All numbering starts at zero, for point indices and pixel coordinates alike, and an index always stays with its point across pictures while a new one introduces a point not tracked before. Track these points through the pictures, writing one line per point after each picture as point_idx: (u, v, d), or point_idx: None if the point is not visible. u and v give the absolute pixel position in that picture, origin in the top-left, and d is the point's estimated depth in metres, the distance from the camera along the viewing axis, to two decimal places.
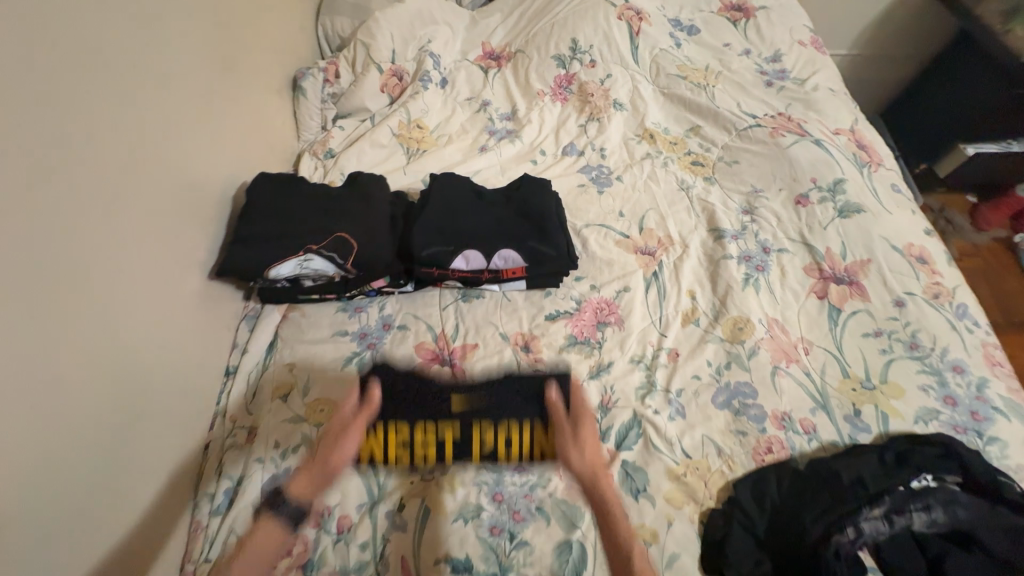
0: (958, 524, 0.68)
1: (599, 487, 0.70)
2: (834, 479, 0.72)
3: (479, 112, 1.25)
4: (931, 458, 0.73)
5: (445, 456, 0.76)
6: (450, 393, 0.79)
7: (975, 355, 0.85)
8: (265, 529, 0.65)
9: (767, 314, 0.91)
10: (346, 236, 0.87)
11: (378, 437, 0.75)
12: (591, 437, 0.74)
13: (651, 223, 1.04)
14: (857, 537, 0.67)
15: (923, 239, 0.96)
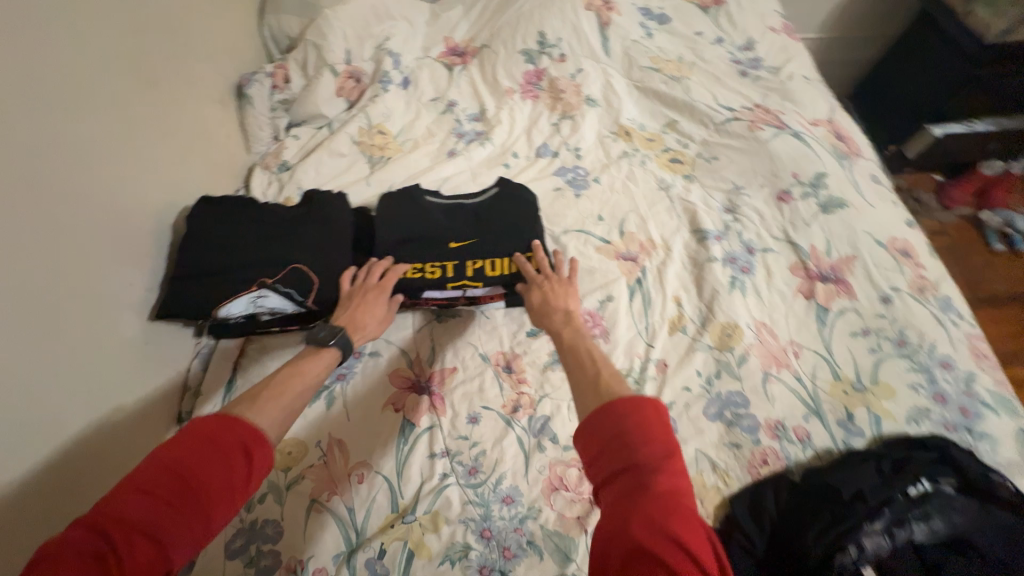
0: (955, 530, 0.67)
1: (561, 308, 0.77)
2: (834, 495, 0.69)
3: (446, 113, 1.19)
4: (926, 463, 0.72)
5: (446, 281, 0.82)
6: (445, 239, 0.85)
7: (962, 349, 0.84)
8: (327, 356, 0.69)
9: (755, 319, 0.88)
10: (306, 269, 0.80)
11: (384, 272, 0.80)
12: (561, 283, 0.82)
13: (632, 226, 0.99)
14: (860, 555, 0.65)
15: (905, 231, 0.94)
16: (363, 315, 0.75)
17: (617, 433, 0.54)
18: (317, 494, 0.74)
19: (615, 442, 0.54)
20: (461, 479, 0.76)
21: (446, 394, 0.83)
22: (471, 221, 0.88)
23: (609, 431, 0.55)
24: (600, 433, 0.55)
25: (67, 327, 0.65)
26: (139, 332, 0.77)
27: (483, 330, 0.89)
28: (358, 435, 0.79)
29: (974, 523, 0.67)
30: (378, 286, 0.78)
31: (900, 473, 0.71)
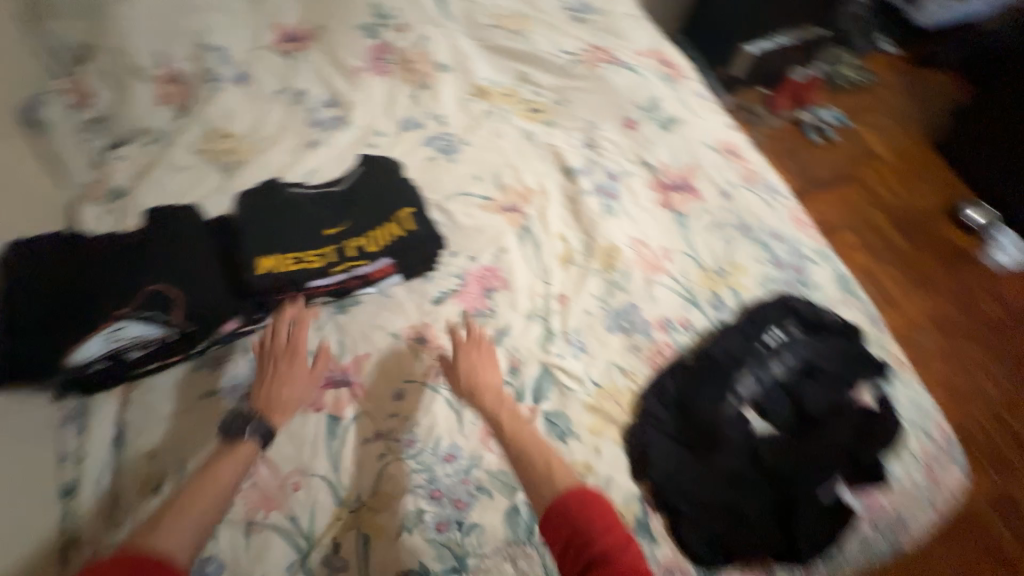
0: (805, 361, 0.83)
1: (490, 388, 0.81)
2: (713, 362, 0.83)
3: (296, 104, 1.12)
4: (777, 316, 0.87)
5: (331, 267, 0.81)
6: (319, 224, 0.83)
7: (787, 220, 1.01)
8: (244, 450, 0.70)
9: (631, 236, 0.98)
10: (163, 289, 0.74)
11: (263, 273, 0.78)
12: (478, 356, 0.84)
13: (509, 179, 1.04)
14: (737, 400, 0.80)
15: (729, 133, 1.10)
16: (286, 390, 0.77)
17: (576, 524, 0.65)
18: (252, 515, 0.71)
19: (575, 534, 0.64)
20: (400, 453, 0.77)
21: (364, 381, 0.82)
22: (342, 201, 0.86)
23: (569, 523, 0.65)
24: (562, 524, 0.65)
25: None
26: None
27: (388, 310, 0.88)
28: (282, 446, 0.76)
29: (818, 347, 0.84)
30: (294, 357, 0.79)
31: (755, 326, 0.86)
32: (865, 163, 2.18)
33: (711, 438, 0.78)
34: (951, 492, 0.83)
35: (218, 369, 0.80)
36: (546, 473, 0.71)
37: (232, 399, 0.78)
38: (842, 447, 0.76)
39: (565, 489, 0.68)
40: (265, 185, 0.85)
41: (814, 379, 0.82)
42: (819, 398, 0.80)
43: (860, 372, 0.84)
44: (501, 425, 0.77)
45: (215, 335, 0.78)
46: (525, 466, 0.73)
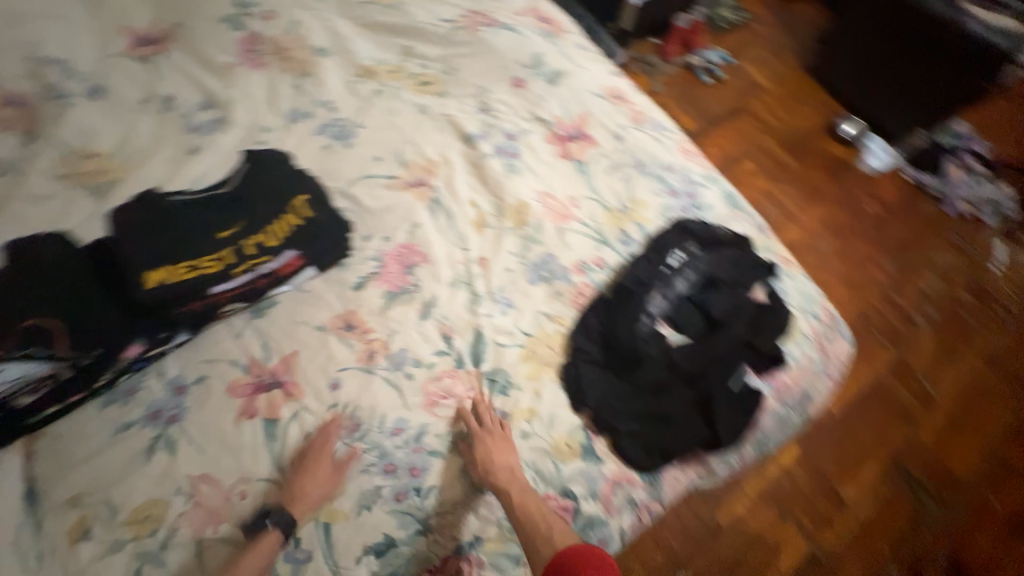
0: (704, 273, 0.92)
1: (500, 462, 0.76)
2: (626, 292, 0.90)
3: (166, 110, 1.04)
4: (676, 239, 0.95)
5: (232, 270, 0.78)
6: (210, 228, 0.79)
7: (676, 152, 1.09)
8: (267, 541, 0.68)
9: (537, 191, 1.01)
10: (44, 322, 0.68)
11: (154, 288, 0.72)
12: (498, 438, 0.78)
13: (410, 155, 1.04)
14: (652, 319, 0.87)
15: (614, 79, 1.15)
16: (309, 487, 0.72)
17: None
18: (201, 531, 0.70)
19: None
20: (347, 438, 0.78)
21: (297, 379, 0.81)
22: (231, 201, 0.82)
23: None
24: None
25: None
26: None
27: (308, 304, 0.86)
28: (221, 460, 0.74)
29: (714, 260, 0.93)
30: (321, 457, 0.75)
31: (659, 253, 0.93)
32: (753, 96, 2.36)
33: (633, 359, 0.84)
34: (838, 359, 0.97)
35: (132, 400, 0.76)
36: (548, 533, 0.71)
37: (155, 426, 0.75)
38: (743, 338, 0.86)
39: (565, 547, 0.69)
40: (136, 202, 0.78)
41: (714, 288, 0.90)
42: (721, 303, 0.88)
43: (752, 275, 0.94)
44: (510, 491, 0.74)
45: (118, 365, 0.74)
46: (530, 534, 0.71)
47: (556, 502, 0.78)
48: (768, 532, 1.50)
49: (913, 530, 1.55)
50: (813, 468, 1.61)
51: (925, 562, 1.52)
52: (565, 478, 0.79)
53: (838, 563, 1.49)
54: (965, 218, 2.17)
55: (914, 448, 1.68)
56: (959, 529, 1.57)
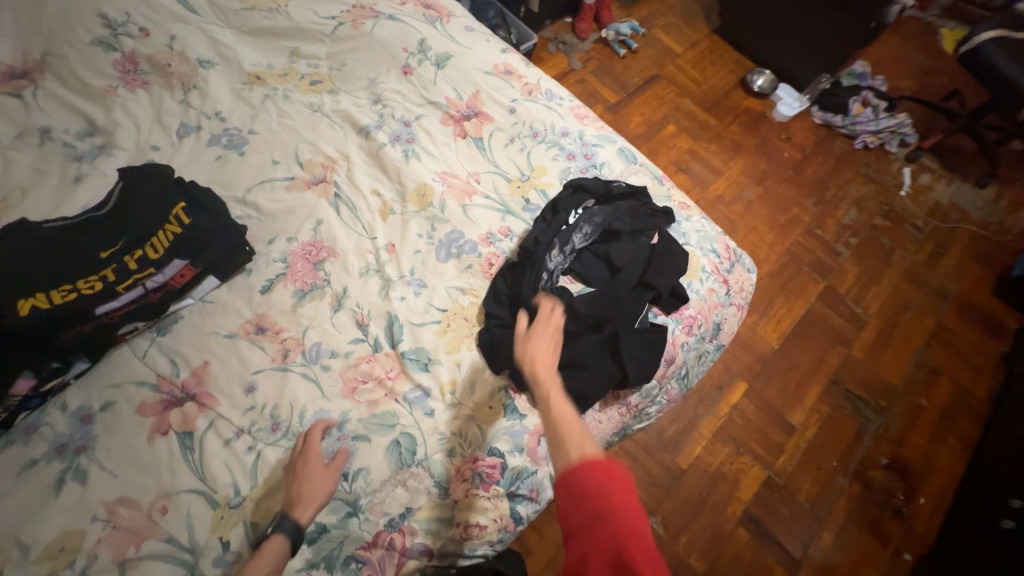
0: (600, 226, 0.97)
1: (540, 365, 0.78)
2: (527, 253, 0.93)
3: (45, 143, 1.00)
4: (572, 199, 0.99)
5: (116, 288, 0.77)
6: (89, 249, 0.77)
7: (570, 117, 1.13)
8: (271, 546, 0.67)
9: (437, 171, 1.04)
10: None
11: (33, 318, 0.71)
12: (548, 332, 0.82)
13: (307, 155, 1.03)
14: (550, 275, 0.90)
15: (503, 56, 1.18)
16: (303, 485, 0.73)
17: (580, 492, 0.62)
18: (123, 554, 0.68)
19: (582, 499, 0.62)
20: (269, 438, 0.78)
21: (210, 389, 0.80)
22: (110, 220, 0.80)
23: (579, 477, 0.63)
24: (572, 480, 0.63)
25: None
26: None
27: (215, 314, 0.86)
28: (138, 480, 0.73)
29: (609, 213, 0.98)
30: (308, 457, 0.75)
31: (557, 214, 0.97)
32: (667, 62, 2.44)
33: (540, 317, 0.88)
34: (741, 287, 1.06)
35: (34, 437, 0.74)
36: (579, 437, 0.68)
37: (62, 459, 0.73)
38: (639, 278, 0.92)
39: (597, 455, 0.65)
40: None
41: (609, 242, 0.96)
42: (618, 252, 0.94)
43: (649, 222, 0.98)
44: (548, 395, 0.74)
45: (9, 403, 0.72)
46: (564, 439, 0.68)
47: (484, 462, 0.79)
48: (727, 466, 1.58)
49: (857, 441, 1.67)
50: (761, 401, 1.70)
51: (870, 467, 1.63)
52: (489, 438, 0.81)
53: (794, 484, 1.58)
54: (872, 149, 2.32)
55: (850, 366, 1.80)
56: (897, 432, 1.70)
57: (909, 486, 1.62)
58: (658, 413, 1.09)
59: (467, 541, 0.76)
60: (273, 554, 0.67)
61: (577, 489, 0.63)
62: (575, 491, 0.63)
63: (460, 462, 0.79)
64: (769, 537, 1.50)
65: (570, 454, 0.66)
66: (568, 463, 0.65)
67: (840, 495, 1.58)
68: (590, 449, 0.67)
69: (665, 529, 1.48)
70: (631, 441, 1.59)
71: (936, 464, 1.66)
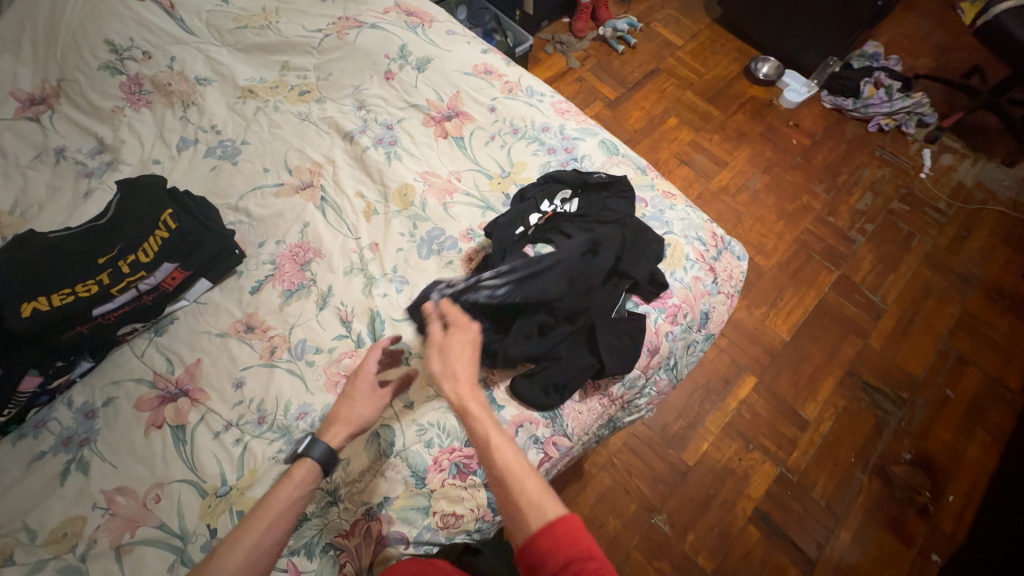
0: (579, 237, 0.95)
1: (478, 427, 0.74)
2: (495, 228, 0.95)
3: (60, 162, 1.08)
4: (543, 187, 1.01)
5: (110, 291, 0.82)
6: (89, 256, 0.84)
7: (550, 113, 1.14)
8: (304, 470, 0.75)
9: (419, 172, 1.06)
10: None
11: (34, 320, 0.77)
12: (463, 342, 0.83)
13: (296, 161, 1.08)
14: (441, 298, 0.86)
15: (483, 56, 1.20)
16: (344, 408, 0.81)
17: (552, 562, 0.62)
18: (119, 539, 0.73)
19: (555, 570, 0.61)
20: (255, 431, 0.82)
21: (201, 384, 0.85)
22: (109, 229, 0.87)
23: (549, 553, 0.62)
24: (542, 555, 0.63)
25: None
26: None
27: (209, 315, 0.91)
28: (134, 471, 0.78)
29: (583, 208, 1.01)
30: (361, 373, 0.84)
31: (524, 202, 0.99)
32: (667, 55, 2.41)
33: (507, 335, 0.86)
34: (729, 275, 1.03)
35: (42, 431, 0.80)
36: (537, 500, 0.67)
37: (67, 451, 0.78)
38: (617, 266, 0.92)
39: (558, 518, 0.65)
40: (8, 245, 0.83)
41: (525, 284, 0.85)
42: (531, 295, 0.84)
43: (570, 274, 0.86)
44: (495, 456, 0.72)
45: (18, 398, 0.79)
46: (522, 502, 0.67)
47: (460, 452, 0.80)
48: (736, 463, 1.54)
49: (877, 435, 1.59)
50: (772, 395, 1.64)
51: (892, 462, 1.55)
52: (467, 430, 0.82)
53: (807, 480, 1.52)
54: (888, 132, 2.22)
55: (867, 357, 1.72)
56: (920, 426, 1.61)
57: (936, 482, 1.53)
58: (649, 405, 1.08)
59: (444, 529, 0.77)
60: (302, 476, 0.74)
61: (548, 569, 0.62)
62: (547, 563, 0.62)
63: (437, 453, 0.80)
64: (783, 536, 1.45)
65: (530, 523, 0.65)
66: (532, 534, 0.65)
67: (859, 492, 1.51)
68: (550, 512, 0.66)
69: (670, 526, 1.44)
70: (634, 438, 1.57)
71: (964, 458, 1.57)
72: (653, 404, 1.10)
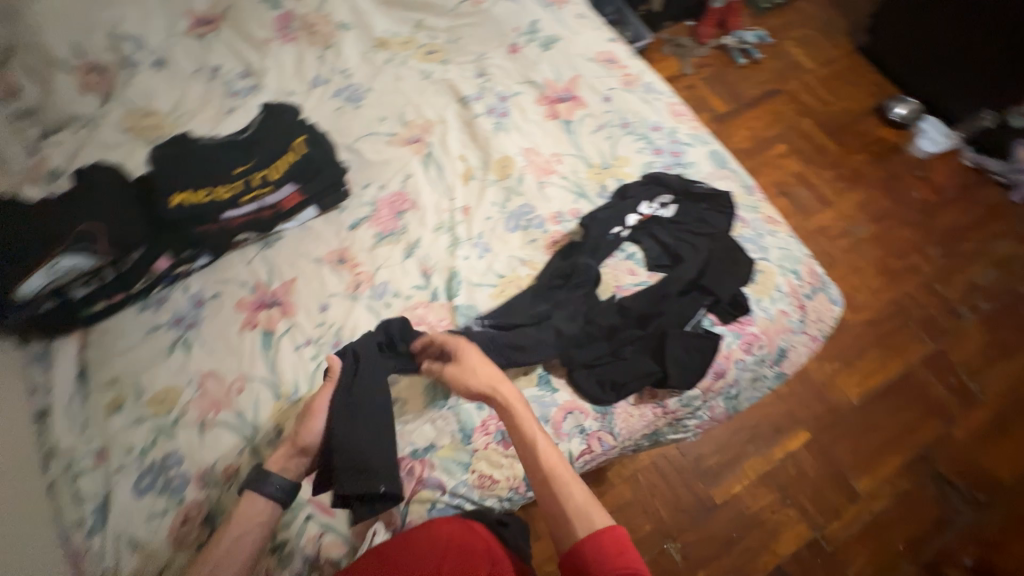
0: (667, 247, 0.95)
1: (527, 435, 0.74)
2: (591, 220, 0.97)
3: (213, 79, 1.20)
4: (643, 187, 1.00)
5: (239, 198, 0.92)
6: (229, 167, 0.94)
7: (665, 113, 1.11)
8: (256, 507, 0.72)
9: (522, 147, 1.08)
10: (93, 226, 0.84)
11: (179, 208, 0.89)
12: (476, 358, 0.78)
13: (411, 116, 1.13)
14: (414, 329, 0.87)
15: (610, 44, 1.19)
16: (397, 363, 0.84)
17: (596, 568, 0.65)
18: (204, 416, 0.82)
19: None
20: (330, 353, 0.89)
21: (293, 299, 0.93)
22: (247, 146, 0.97)
23: (592, 559, 0.65)
24: (586, 561, 0.66)
25: None
26: None
27: (309, 240, 0.99)
28: (226, 360, 0.87)
29: (679, 214, 0.98)
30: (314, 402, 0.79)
31: (625, 200, 0.98)
32: (792, 77, 2.24)
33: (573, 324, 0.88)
34: (819, 318, 0.96)
35: (162, 307, 0.92)
36: (585, 509, 0.69)
37: (177, 329, 0.89)
38: (698, 278, 0.91)
39: (604, 528, 0.68)
40: (169, 144, 0.96)
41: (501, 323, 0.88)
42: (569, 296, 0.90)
43: (569, 290, 0.91)
44: (541, 459, 0.72)
45: (151, 275, 0.90)
46: (568, 510, 0.70)
47: None
48: (768, 514, 1.46)
49: (938, 529, 1.44)
50: (825, 457, 1.53)
51: (948, 563, 1.41)
52: None
53: (844, 554, 1.41)
54: None
55: (946, 445, 1.55)
56: (993, 534, 1.44)
57: None
58: (697, 429, 1.04)
59: (478, 489, 0.80)
60: (254, 512, 0.72)
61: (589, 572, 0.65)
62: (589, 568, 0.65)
63: (486, 416, 0.83)
64: None
65: (577, 529, 0.68)
66: (576, 539, 0.68)
67: None
68: (596, 520, 0.69)
69: (682, 557, 1.40)
70: (665, 460, 1.52)
71: None
72: (701, 430, 1.06)
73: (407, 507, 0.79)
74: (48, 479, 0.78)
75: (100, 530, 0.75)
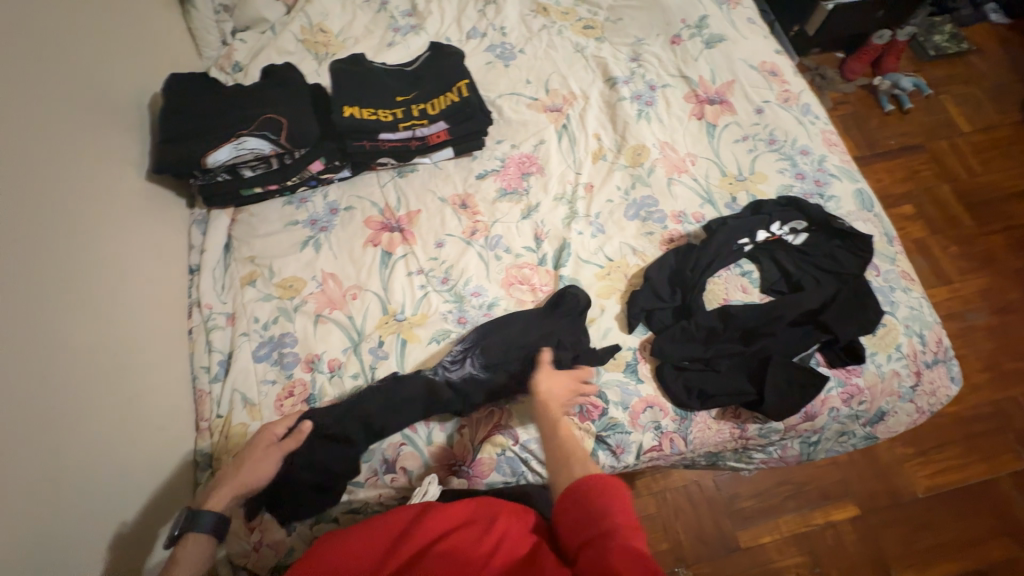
0: (786, 273, 0.94)
1: (548, 409, 0.78)
2: (719, 227, 0.95)
3: (380, 12, 1.27)
4: (779, 207, 0.97)
5: (397, 124, 0.99)
6: (392, 94, 1.02)
7: (817, 139, 1.06)
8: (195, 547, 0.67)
9: (659, 139, 1.07)
10: (278, 117, 0.95)
11: (348, 117, 0.96)
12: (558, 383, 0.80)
13: (555, 85, 1.15)
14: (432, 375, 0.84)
15: (775, 56, 1.14)
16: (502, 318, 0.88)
17: (580, 505, 0.65)
18: (320, 310, 0.91)
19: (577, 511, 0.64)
20: (437, 286, 0.94)
21: (414, 229, 0.99)
22: (409, 81, 1.04)
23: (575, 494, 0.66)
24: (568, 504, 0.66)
25: (111, 188, 0.84)
26: (141, 188, 0.91)
27: (439, 178, 1.04)
28: (347, 267, 0.95)
29: (807, 245, 0.95)
30: (257, 439, 0.75)
31: (757, 215, 0.96)
32: (943, 136, 2.04)
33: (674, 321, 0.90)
34: (933, 390, 0.90)
35: (303, 206, 1.00)
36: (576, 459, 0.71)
37: (312, 229, 0.98)
38: (812, 312, 0.88)
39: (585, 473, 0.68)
40: (345, 61, 1.04)
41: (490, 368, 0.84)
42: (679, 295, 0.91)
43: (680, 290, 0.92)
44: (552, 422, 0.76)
45: (301, 174, 0.99)
46: (567, 458, 0.71)
47: (589, 397, 0.85)
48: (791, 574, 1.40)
49: None
50: (868, 537, 1.44)
51: None
52: (602, 382, 0.87)
53: None
54: None
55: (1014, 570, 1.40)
56: None
57: None
58: (758, 464, 1.01)
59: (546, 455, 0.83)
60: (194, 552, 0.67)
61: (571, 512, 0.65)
62: (576, 506, 0.65)
63: None
64: None
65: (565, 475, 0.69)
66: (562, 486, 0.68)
67: None
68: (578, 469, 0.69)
69: None
70: (698, 488, 1.49)
71: None
72: (761, 467, 1.03)
73: (481, 445, 0.83)
74: (189, 325, 0.91)
75: (221, 380, 0.87)
